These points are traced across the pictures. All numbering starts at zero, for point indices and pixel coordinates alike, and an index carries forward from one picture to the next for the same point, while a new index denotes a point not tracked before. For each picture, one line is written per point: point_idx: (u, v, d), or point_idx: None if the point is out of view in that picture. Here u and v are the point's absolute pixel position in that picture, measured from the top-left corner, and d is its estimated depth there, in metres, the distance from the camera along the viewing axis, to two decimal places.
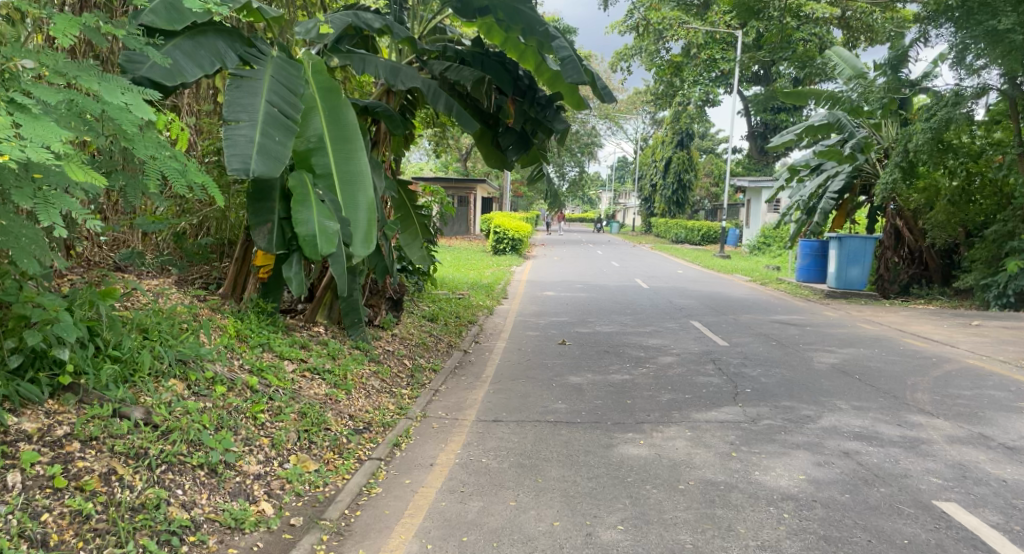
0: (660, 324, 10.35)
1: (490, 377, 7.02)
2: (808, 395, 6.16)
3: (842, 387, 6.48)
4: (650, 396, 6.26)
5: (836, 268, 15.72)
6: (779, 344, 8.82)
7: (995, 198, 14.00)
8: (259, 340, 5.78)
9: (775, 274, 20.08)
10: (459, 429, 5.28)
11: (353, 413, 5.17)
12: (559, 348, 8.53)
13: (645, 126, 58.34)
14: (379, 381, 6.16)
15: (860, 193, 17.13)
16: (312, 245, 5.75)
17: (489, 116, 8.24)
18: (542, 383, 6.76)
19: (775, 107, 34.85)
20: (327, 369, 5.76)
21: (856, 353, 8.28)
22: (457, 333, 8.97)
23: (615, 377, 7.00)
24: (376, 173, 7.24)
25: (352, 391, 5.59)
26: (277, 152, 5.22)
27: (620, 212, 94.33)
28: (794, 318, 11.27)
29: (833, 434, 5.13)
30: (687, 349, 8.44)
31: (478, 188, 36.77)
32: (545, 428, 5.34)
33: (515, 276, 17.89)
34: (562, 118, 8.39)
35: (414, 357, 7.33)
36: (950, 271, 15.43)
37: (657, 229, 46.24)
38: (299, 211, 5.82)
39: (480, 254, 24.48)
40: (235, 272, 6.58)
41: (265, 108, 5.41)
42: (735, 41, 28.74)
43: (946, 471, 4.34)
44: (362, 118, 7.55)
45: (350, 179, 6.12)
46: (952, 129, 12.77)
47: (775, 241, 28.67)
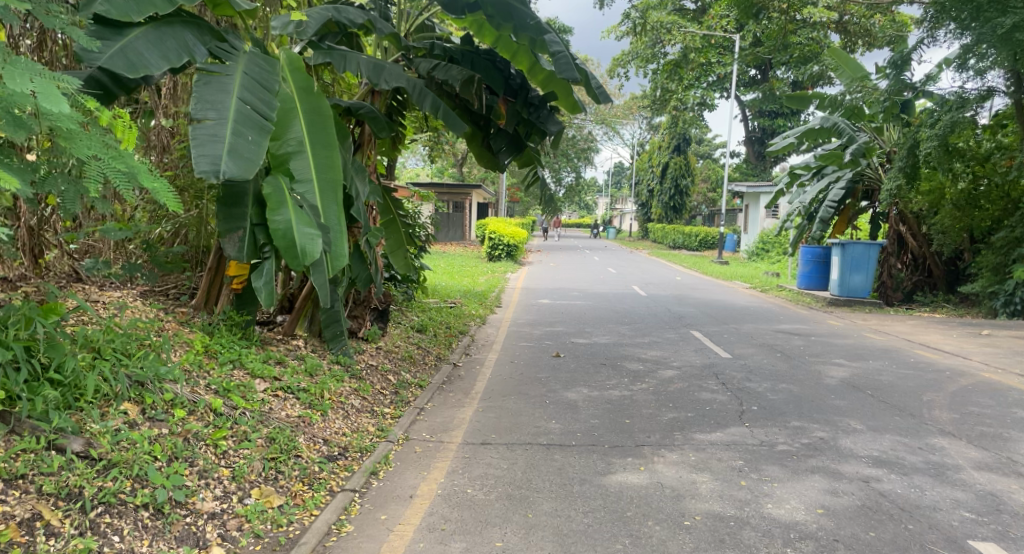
0: (660, 334, 9.94)
1: (479, 394, 6.60)
2: (821, 414, 5.76)
3: (855, 405, 6.09)
4: (650, 415, 5.85)
5: (839, 275, 15.30)
6: (783, 356, 8.43)
7: (1001, 203, 13.36)
8: (229, 356, 5.37)
9: (776, 281, 19.70)
10: (444, 453, 4.87)
11: (327, 436, 4.75)
12: (554, 361, 8.12)
13: (642, 131, 58.05)
14: (360, 400, 5.75)
15: (862, 198, 16.71)
16: (292, 254, 5.30)
17: (481, 117, 7.83)
18: (535, 400, 6.34)
19: (772, 111, 34.60)
20: (302, 388, 5.34)
21: (866, 366, 7.89)
22: (446, 345, 8.57)
23: (613, 394, 6.60)
24: (359, 177, 6.83)
25: (329, 412, 5.16)
26: (249, 152, 4.81)
27: (617, 217, 94.01)
28: (798, 328, 10.89)
29: (849, 459, 4.74)
30: (688, 362, 8.03)
31: (474, 193, 36.34)
32: (537, 452, 4.92)
33: (510, 284, 17.47)
34: (556, 119, 7.99)
35: (400, 372, 6.92)
36: (955, 277, 15.12)
37: (654, 234, 45.87)
38: (276, 218, 5.38)
39: (475, 260, 24.03)
40: (207, 282, 6.20)
41: (237, 105, 5.01)
42: (733, 45, 28.49)
43: (978, 504, 3.96)
44: (345, 118, 7.17)
45: (332, 185, 5.73)
46: (957, 133, 12.41)
47: (773, 247, 28.37)
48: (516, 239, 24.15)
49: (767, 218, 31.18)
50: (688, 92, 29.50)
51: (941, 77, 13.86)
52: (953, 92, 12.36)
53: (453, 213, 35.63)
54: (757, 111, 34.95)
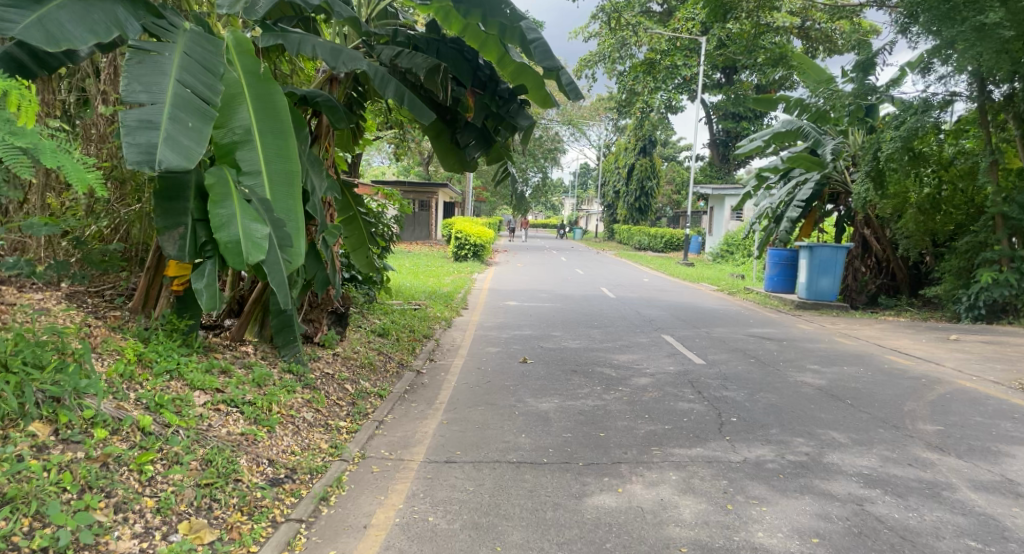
0: (631, 338, 9.64)
1: (444, 404, 6.17)
2: (803, 426, 5.49)
3: (836, 416, 5.84)
4: (625, 428, 5.51)
5: (807, 278, 15.21)
6: (758, 362, 8.19)
7: (965, 207, 13.60)
8: (165, 366, 4.85)
9: (743, 283, 19.64)
10: (404, 474, 4.43)
11: (274, 456, 4.26)
12: (523, 368, 7.72)
13: (608, 132, 58.13)
14: (313, 414, 5.25)
15: (829, 201, 16.70)
16: (235, 252, 4.89)
17: (448, 111, 7.55)
18: (503, 411, 5.94)
19: (736, 114, 34.84)
20: (247, 400, 4.83)
21: (842, 373, 7.69)
22: (409, 350, 8.12)
23: (585, 403, 6.24)
24: (314, 169, 6.35)
25: (276, 428, 4.67)
26: (188, 140, 4.31)
27: (582, 218, 94.18)
28: (769, 332, 10.72)
29: (838, 478, 4.46)
30: (662, 368, 7.72)
31: (440, 191, 35.82)
32: (506, 471, 4.53)
33: (477, 284, 17.04)
34: (528, 113, 7.48)
35: (357, 381, 6.43)
36: (919, 281, 15.18)
37: (620, 235, 45.84)
38: (218, 212, 4.96)
39: (440, 260, 23.52)
40: (144, 282, 5.66)
41: (175, 88, 4.49)
42: (699, 48, 28.54)
43: (980, 530, 3.72)
44: (300, 107, 6.66)
45: (283, 178, 5.33)
46: (921, 137, 12.42)
47: (738, 249, 28.49)
48: (482, 239, 23.72)
49: (732, 220, 31.33)
50: (654, 94, 29.47)
51: (906, 81, 13.89)
52: (917, 96, 12.36)
53: (418, 212, 35.04)
54: (722, 114, 35.15)
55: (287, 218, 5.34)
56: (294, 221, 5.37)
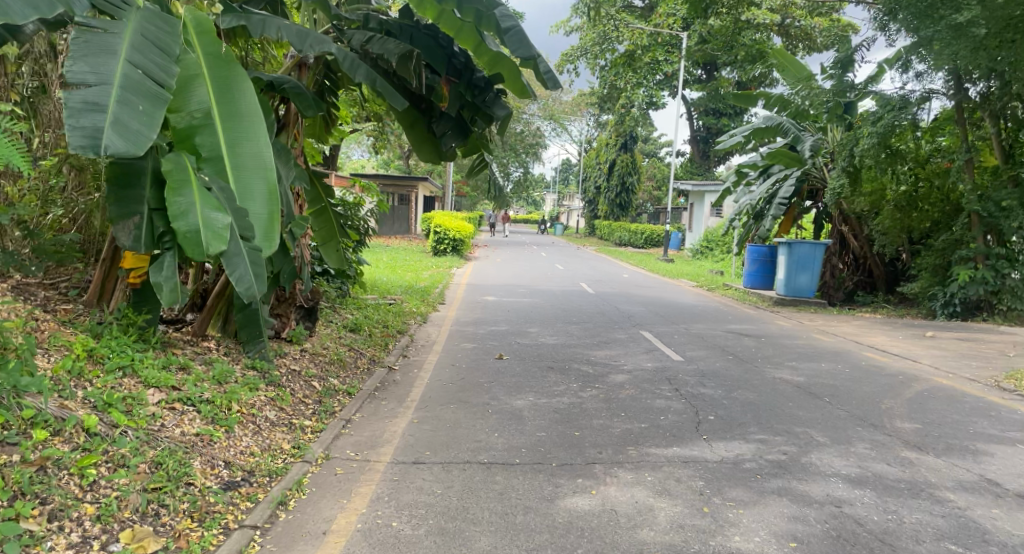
0: (609, 334, 9.51)
1: (415, 402, 5.98)
2: (781, 425, 5.38)
3: (815, 414, 5.75)
4: (601, 427, 5.36)
5: (785, 274, 15.20)
6: (736, 359, 8.10)
7: (941, 205, 13.51)
8: (119, 362, 4.62)
9: (722, 280, 19.63)
10: (369, 476, 4.25)
11: (230, 458, 4.04)
12: (498, 364, 7.55)
13: (589, 128, 58.08)
14: (276, 413, 5.04)
15: (807, 198, 16.72)
16: (195, 243, 4.66)
17: (423, 100, 7.40)
18: (477, 409, 5.78)
19: (716, 111, 34.93)
20: (205, 399, 4.62)
21: (820, 370, 7.62)
22: (382, 346, 7.92)
23: (561, 401, 6.09)
24: (281, 159, 6.14)
25: (235, 428, 4.46)
26: (137, 125, 4.09)
27: (563, 214, 94.13)
28: (747, 329, 10.65)
29: (817, 479, 4.35)
30: (639, 365, 7.60)
31: (420, 186, 35.50)
32: (476, 473, 4.35)
33: (455, 279, 16.83)
34: (504, 103, 7.32)
35: (325, 378, 6.22)
36: (895, 279, 15.24)
37: (601, 230, 45.80)
38: (176, 200, 4.72)
39: (420, 255, 23.29)
40: (101, 274, 5.45)
41: (125, 69, 4.26)
42: (680, 44, 28.53)
43: (960, 533, 3.64)
44: (267, 93, 6.46)
45: (247, 165, 5.13)
46: (897, 133, 12.51)
47: (717, 245, 28.55)
48: (462, 234, 23.53)
49: (712, 216, 31.41)
50: (635, 89, 29.44)
51: (884, 79, 13.92)
52: (895, 93, 12.41)
53: (398, 207, 34.75)
54: (702, 110, 35.20)
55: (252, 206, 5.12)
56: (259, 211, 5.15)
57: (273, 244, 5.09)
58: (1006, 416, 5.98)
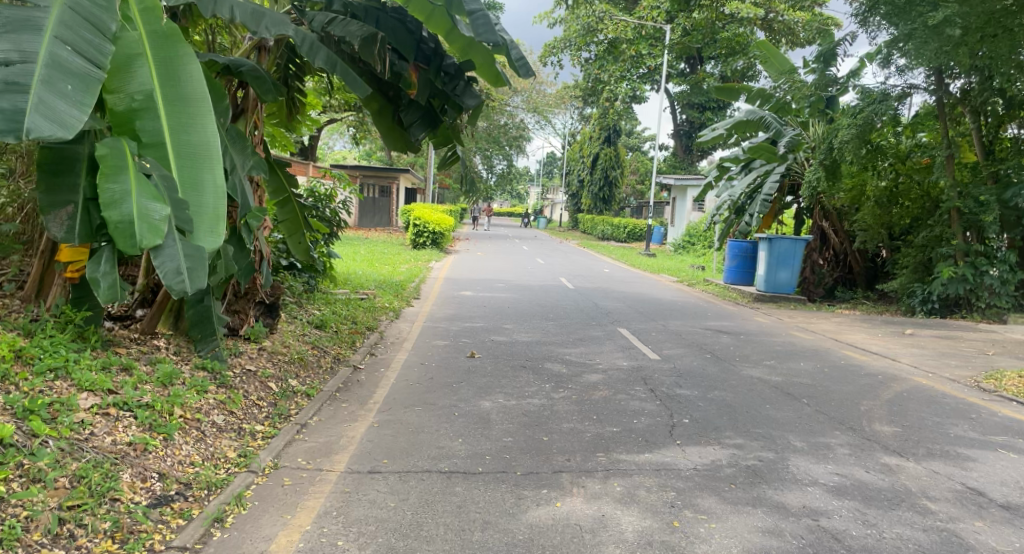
0: (586, 332, 9.27)
1: (377, 405, 5.68)
2: (758, 429, 5.16)
3: (792, 417, 5.54)
4: (571, 431, 5.11)
5: (765, 270, 15.03)
6: (714, 357, 7.89)
7: (921, 202, 13.35)
8: (51, 363, 4.31)
9: (703, 275, 19.45)
10: (319, 488, 3.96)
11: (165, 470, 3.74)
12: (469, 363, 7.27)
13: (573, 122, 57.78)
14: (224, 418, 4.74)
15: (788, 193, 16.58)
16: (126, 234, 4.45)
17: (390, 88, 7.12)
18: (442, 412, 5.49)
19: (699, 105, 34.77)
20: (144, 403, 4.30)
21: (799, 370, 7.42)
22: (348, 343, 7.61)
23: (530, 403, 5.82)
24: (238, 147, 5.78)
25: (175, 435, 4.15)
26: (63, 109, 3.80)
27: (546, 208, 93.86)
28: (726, 325, 10.45)
29: (794, 487, 4.13)
30: (615, 364, 7.36)
31: (401, 178, 35.00)
32: (435, 483, 4.08)
33: (432, 273, 16.49)
34: (475, 92, 7.02)
35: (284, 379, 5.91)
36: (875, 275, 15.14)
37: (583, 225, 45.55)
38: (110, 187, 4.49)
39: (399, 248, 22.88)
40: (39, 267, 5.12)
41: (51, 47, 3.96)
42: (663, 37, 28.33)
43: (943, 549, 3.43)
44: (224, 76, 6.11)
45: (192, 153, 4.91)
46: (878, 128, 12.42)
47: (699, 240, 28.43)
48: (442, 227, 23.16)
49: (694, 211, 31.26)
50: (618, 83, 29.19)
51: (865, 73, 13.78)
52: (876, 87, 12.30)
53: (379, 199, 34.26)
54: (686, 104, 35.02)
55: (196, 198, 4.91)
56: (204, 202, 4.94)
57: (218, 239, 4.88)
58: (987, 418, 5.81)
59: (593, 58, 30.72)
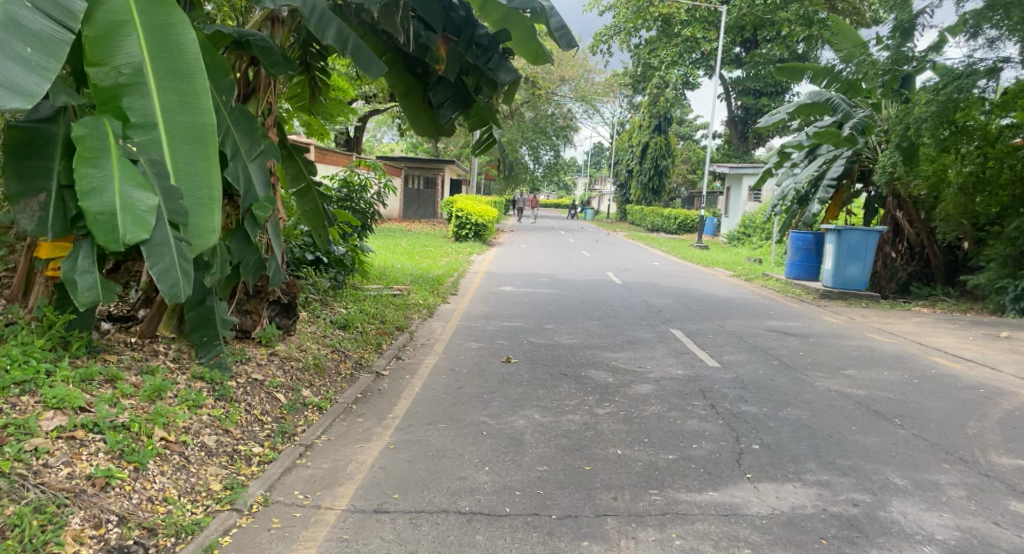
0: (635, 333, 8.43)
1: (396, 420, 5.00)
2: (845, 460, 4.26)
3: (885, 444, 4.62)
4: (618, 458, 4.32)
5: (833, 264, 13.55)
6: (781, 365, 6.96)
7: (1014, 190, 12.03)
8: (17, 376, 3.75)
9: (762, 269, 18.25)
10: (314, 533, 3.30)
11: (126, 513, 3.12)
12: (504, 370, 6.54)
13: (622, 110, 56.36)
14: (217, 439, 4.13)
15: (857, 181, 15.27)
16: (107, 228, 3.88)
17: (419, 66, 6.53)
18: (467, 431, 4.78)
19: (755, 90, 33.18)
20: (119, 423, 3.69)
21: (884, 382, 6.43)
22: (373, 346, 6.98)
23: (570, 421, 5.06)
24: (244, 128, 5.15)
25: (150, 465, 3.53)
26: (21, 75, 3.16)
27: (594, 199, 92.48)
28: (792, 326, 9.44)
29: (903, 547, 3.26)
30: (668, 373, 6.52)
31: (445, 169, 34.48)
32: (452, 530, 3.36)
33: (473, 267, 15.82)
34: (510, 67, 6.15)
35: (296, 388, 5.30)
36: (955, 269, 13.83)
37: (632, 215, 44.26)
38: (88, 172, 3.92)
39: (441, 241, 22.30)
40: (23, 265, 4.63)
41: (7, 4, 3.31)
42: (718, 20, 27.12)
43: None
44: (233, 49, 5.50)
45: (187, 135, 4.33)
46: (962, 108, 11.10)
47: (755, 231, 27.07)
48: (485, 219, 22.49)
49: (751, 201, 29.73)
50: (670, 68, 28.34)
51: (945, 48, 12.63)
52: (960, 61, 11.00)
53: (423, 190, 33.86)
54: (741, 89, 33.46)
55: (192, 188, 4.35)
56: (203, 193, 4.39)
57: (214, 233, 4.36)
58: None
59: (644, 43, 29.68)
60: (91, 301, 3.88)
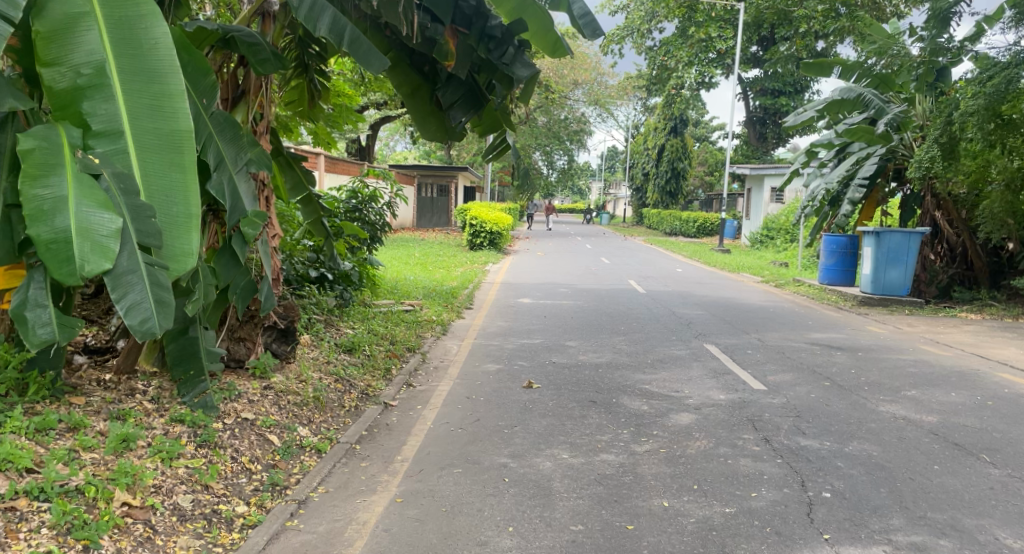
0: (667, 351, 7.74)
1: (406, 465, 4.37)
2: (940, 515, 3.55)
3: (982, 489, 3.89)
4: (666, 514, 3.64)
5: (871, 268, 12.75)
6: (835, 386, 6.25)
7: None
8: None
9: (790, 273, 17.47)
10: None
11: None
12: (526, 397, 5.90)
13: (637, 113, 55.63)
14: (194, 498, 3.52)
15: (892, 179, 14.41)
16: (60, 259, 3.24)
17: (426, 63, 5.94)
18: (486, 478, 4.13)
19: (774, 89, 32.36)
20: (73, 487, 3.12)
21: (955, 406, 5.68)
22: (380, 372, 6.36)
23: (604, 462, 4.39)
24: (229, 135, 4.53)
25: (105, 542, 2.94)
26: None
27: (609, 203, 91.74)
28: (835, 339, 8.71)
29: None
30: (710, 398, 5.84)
31: (460, 177, 34.00)
32: None
33: (489, 277, 15.22)
34: (527, 62, 5.52)
35: (292, 427, 4.68)
36: (999, 271, 13.02)
37: (649, 219, 43.41)
38: (38, 193, 3.32)
39: (456, 250, 21.70)
40: None
41: None
42: (735, 19, 26.49)
43: None
44: (218, 48, 4.92)
45: (158, 142, 3.67)
46: (1011, 99, 10.27)
47: (778, 233, 26.23)
48: (500, 227, 21.88)
49: (773, 202, 28.84)
50: (686, 69, 27.77)
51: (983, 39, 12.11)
52: (1004, 51, 10.34)
53: (437, 198, 33.38)
54: (759, 89, 32.66)
55: (167, 204, 3.67)
56: (180, 209, 3.70)
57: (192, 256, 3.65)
58: None
59: (658, 44, 29.12)
60: (47, 342, 3.29)
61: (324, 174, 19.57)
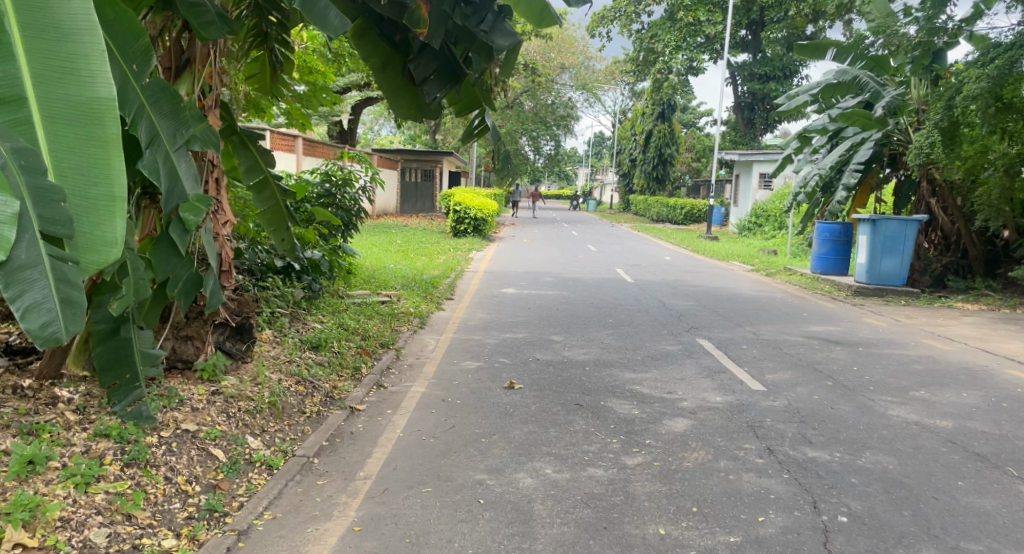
0: (658, 346, 7.27)
1: (367, 482, 3.87)
2: (975, 546, 3.10)
3: (1016, 510, 3.45)
4: (660, 545, 3.16)
5: (867, 257, 12.35)
6: (839, 386, 5.81)
7: None
8: None
9: (781, 261, 17.10)
10: None
11: None
12: (507, 399, 5.41)
13: (624, 98, 55.08)
14: (108, 531, 3.02)
15: (887, 164, 13.94)
16: None
17: (396, 33, 5.36)
18: (458, 500, 3.63)
19: (763, 75, 31.92)
20: None
21: (969, 408, 5.26)
22: (347, 373, 5.82)
23: (591, 478, 3.90)
24: (166, 107, 3.78)
25: None
26: None
27: (596, 190, 91.31)
28: (834, 333, 8.28)
29: None
30: (705, 400, 5.38)
31: (444, 161, 33.40)
32: None
33: (472, 266, 14.71)
34: (508, 29, 4.82)
35: (240, 440, 4.16)
36: (995, 261, 12.72)
37: (636, 205, 42.97)
38: None
39: (439, 236, 21.18)
40: None
41: None
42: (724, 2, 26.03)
43: None
44: (156, 11, 4.31)
45: (73, 97, 2.61)
46: (1014, 81, 9.79)
47: (767, 220, 25.86)
48: (484, 213, 21.31)
49: (761, 189, 28.42)
50: (673, 54, 27.18)
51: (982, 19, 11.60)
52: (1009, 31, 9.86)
53: (421, 182, 32.71)
54: (748, 74, 32.19)
55: (83, 179, 2.63)
56: (101, 188, 2.66)
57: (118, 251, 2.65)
58: None
59: (645, 28, 28.59)
60: None
61: (303, 158, 18.93)
